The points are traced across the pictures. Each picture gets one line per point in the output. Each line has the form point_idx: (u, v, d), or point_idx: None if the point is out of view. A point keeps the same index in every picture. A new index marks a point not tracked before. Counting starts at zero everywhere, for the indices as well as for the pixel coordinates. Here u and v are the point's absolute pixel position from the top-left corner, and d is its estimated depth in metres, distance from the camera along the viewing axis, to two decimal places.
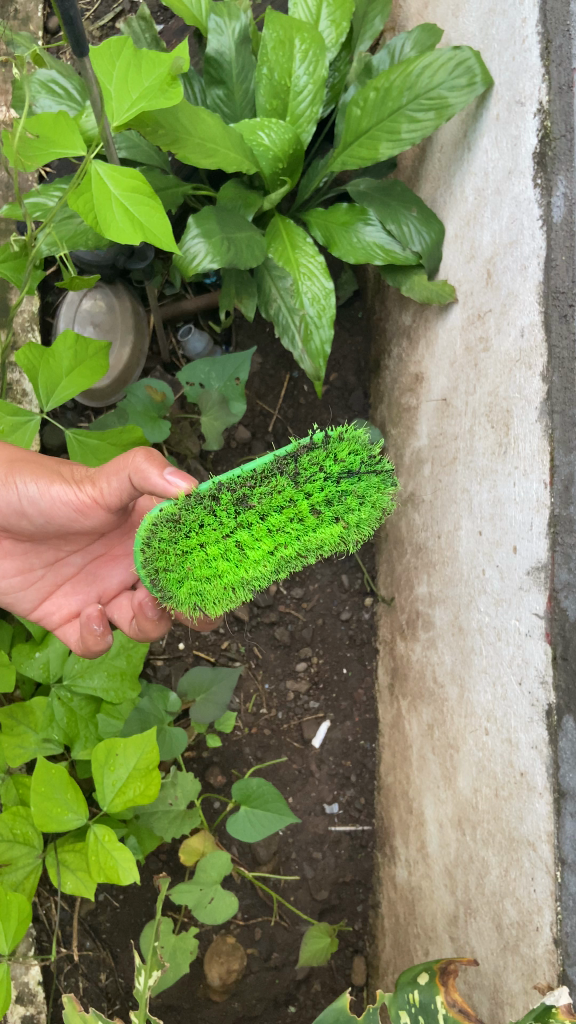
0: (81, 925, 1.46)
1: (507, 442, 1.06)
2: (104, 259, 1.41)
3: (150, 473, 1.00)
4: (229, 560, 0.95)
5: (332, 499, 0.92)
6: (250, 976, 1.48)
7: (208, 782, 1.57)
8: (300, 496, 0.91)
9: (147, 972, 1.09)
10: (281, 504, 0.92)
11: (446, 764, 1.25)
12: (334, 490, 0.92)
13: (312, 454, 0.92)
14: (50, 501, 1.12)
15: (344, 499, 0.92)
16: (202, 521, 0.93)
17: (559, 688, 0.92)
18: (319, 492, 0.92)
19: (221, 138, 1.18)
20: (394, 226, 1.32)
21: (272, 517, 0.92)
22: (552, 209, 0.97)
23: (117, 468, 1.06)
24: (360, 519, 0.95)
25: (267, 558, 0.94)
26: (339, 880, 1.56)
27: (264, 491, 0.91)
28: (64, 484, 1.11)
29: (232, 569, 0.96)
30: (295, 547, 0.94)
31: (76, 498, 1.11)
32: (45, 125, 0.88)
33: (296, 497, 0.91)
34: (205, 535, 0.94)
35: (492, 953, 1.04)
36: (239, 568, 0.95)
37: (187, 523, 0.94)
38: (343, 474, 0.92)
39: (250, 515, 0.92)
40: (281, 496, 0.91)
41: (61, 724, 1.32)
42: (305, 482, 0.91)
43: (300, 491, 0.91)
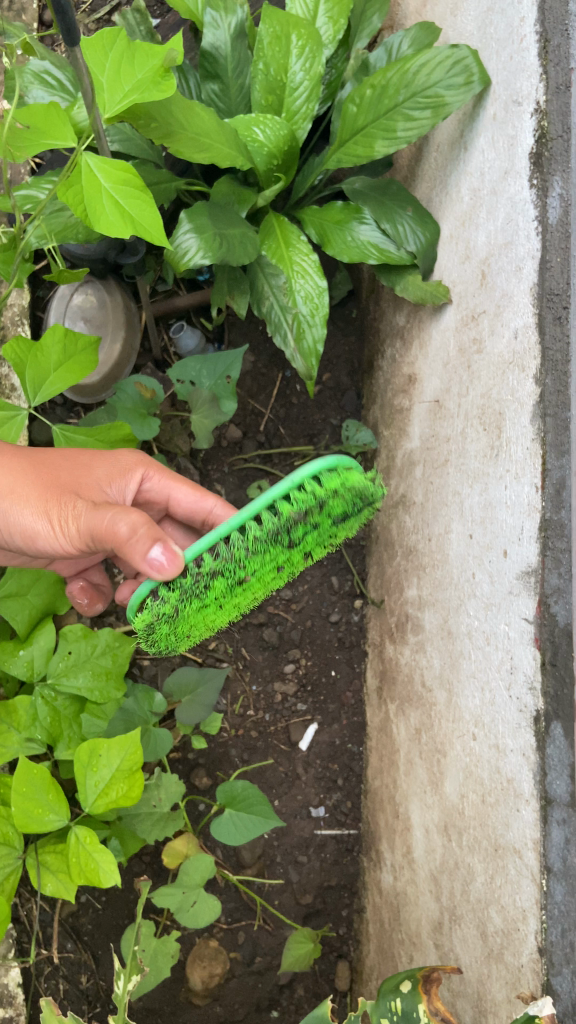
0: (62, 926, 1.45)
1: (499, 445, 1.05)
2: (95, 252, 1.39)
3: (130, 554, 0.89)
4: (222, 606, 0.99)
5: (309, 535, 0.95)
6: (232, 981, 1.46)
7: (193, 784, 1.55)
8: (287, 547, 0.94)
9: (126, 976, 1.07)
10: (276, 555, 0.94)
11: (433, 768, 1.24)
12: (322, 524, 0.95)
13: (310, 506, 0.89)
14: (31, 535, 1.05)
15: (326, 526, 0.97)
16: (199, 599, 0.94)
17: (548, 694, 0.91)
18: (308, 533, 0.94)
19: (215, 133, 1.17)
20: (390, 226, 1.32)
21: (259, 573, 0.96)
22: (548, 210, 0.96)
23: (99, 525, 0.95)
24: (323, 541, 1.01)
25: (255, 590, 1.01)
26: (324, 884, 1.54)
27: (257, 560, 0.93)
28: (45, 528, 1.02)
29: (225, 607, 1.00)
30: (271, 579, 1.01)
31: (61, 543, 1.03)
32: (35, 116, 0.87)
33: (283, 550, 0.94)
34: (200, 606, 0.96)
35: (476, 961, 1.02)
36: (226, 611, 1.01)
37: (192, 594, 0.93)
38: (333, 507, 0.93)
39: (242, 579, 0.95)
40: (272, 557, 0.94)
41: (45, 724, 1.30)
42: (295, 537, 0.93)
43: (287, 546, 0.94)
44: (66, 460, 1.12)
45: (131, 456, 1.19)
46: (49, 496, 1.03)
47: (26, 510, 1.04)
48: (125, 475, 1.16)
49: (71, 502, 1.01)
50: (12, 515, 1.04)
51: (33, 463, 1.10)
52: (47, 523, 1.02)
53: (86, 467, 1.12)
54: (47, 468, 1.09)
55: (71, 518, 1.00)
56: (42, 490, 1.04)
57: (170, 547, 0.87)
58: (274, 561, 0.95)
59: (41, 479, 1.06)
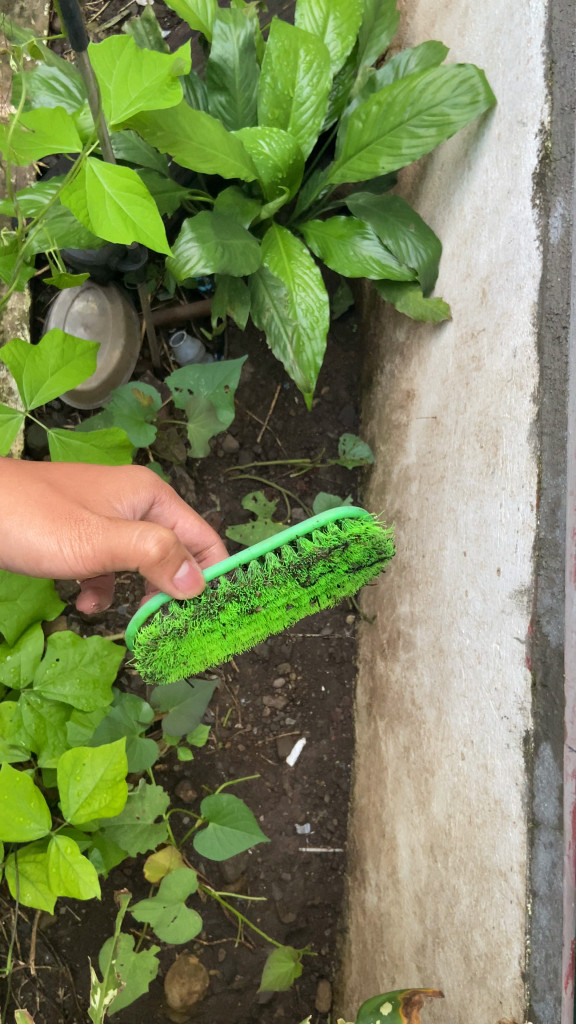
0: (40, 938, 1.42)
1: (495, 463, 1.05)
2: (97, 259, 1.39)
3: (156, 575, 0.89)
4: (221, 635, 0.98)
5: (324, 582, 0.96)
6: (211, 998, 1.44)
7: (178, 797, 1.53)
8: (303, 587, 0.94)
9: (102, 990, 1.04)
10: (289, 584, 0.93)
11: (421, 788, 1.22)
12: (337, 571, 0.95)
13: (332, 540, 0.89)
14: (30, 544, 0.99)
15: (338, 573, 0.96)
16: (208, 623, 0.93)
17: (538, 715, 0.90)
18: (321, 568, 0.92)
19: (220, 144, 1.17)
20: (392, 241, 1.33)
21: (269, 608, 0.96)
22: (549, 230, 0.96)
23: (120, 543, 0.92)
24: (346, 583, 1.00)
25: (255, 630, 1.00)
26: (308, 903, 1.52)
27: (272, 594, 0.93)
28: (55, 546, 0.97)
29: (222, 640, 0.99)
30: (281, 617, 1.01)
31: (70, 562, 0.97)
32: (40, 119, 0.86)
33: (296, 585, 0.93)
34: (208, 630, 0.95)
35: (459, 986, 1.01)
36: (234, 640, 1.00)
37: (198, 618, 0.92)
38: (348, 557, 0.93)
39: (253, 610, 0.94)
40: (284, 594, 0.94)
41: (29, 730, 1.29)
42: (311, 575, 0.92)
43: (303, 585, 0.94)
44: (73, 470, 1.08)
45: (146, 473, 1.14)
46: (57, 516, 0.98)
47: (34, 531, 0.98)
48: (135, 488, 1.11)
49: (84, 520, 0.96)
50: (19, 537, 0.99)
51: (37, 474, 1.05)
52: (56, 545, 0.97)
53: (95, 476, 1.08)
54: (54, 482, 1.04)
55: (84, 539, 0.95)
56: (49, 509, 0.99)
57: (193, 568, 0.89)
58: (285, 598, 0.95)
59: (46, 496, 1.01)
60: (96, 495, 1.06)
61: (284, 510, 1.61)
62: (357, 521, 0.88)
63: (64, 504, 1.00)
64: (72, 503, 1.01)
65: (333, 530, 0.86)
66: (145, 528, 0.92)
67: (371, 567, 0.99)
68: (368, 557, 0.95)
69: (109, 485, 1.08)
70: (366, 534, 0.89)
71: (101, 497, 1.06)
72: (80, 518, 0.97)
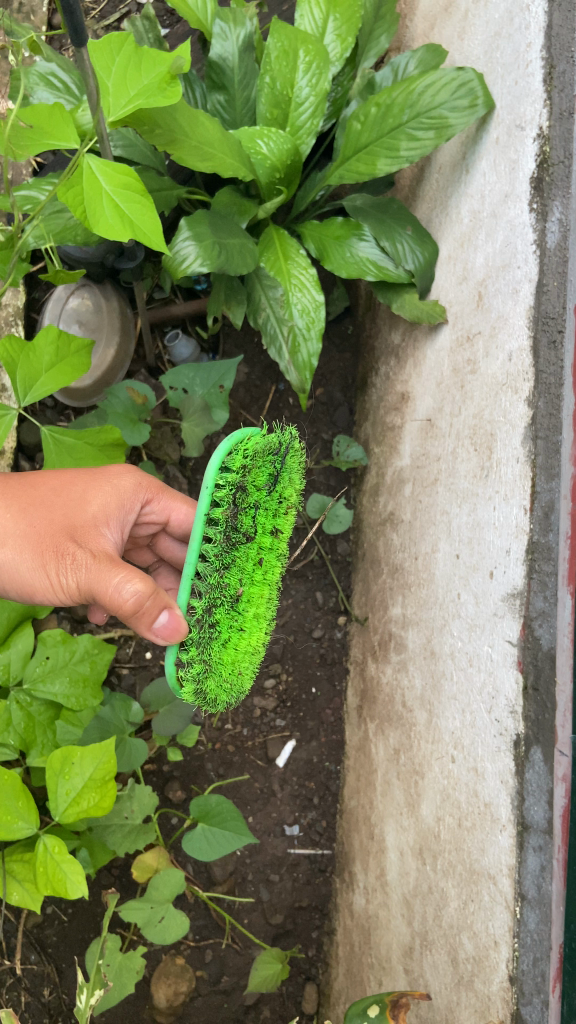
0: (26, 938, 1.42)
1: (489, 466, 1.05)
2: (93, 257, 1.39)
3: (136, 625, 0.87)
4: (239, 620, 0.98)
5: (261, 510, 0.97)
6: (197, 1000, 1.44)
7: (166, 797, 1.53)
8: (247, 531, 0.95)
9: (88, 990, 1.04)
10: (235, 545, 0.93)
11: (410, 790, 1.22)
12: (258, 499, 0.94)
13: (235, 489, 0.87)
14: (25, 579, 0.99)
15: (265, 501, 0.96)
16: (220, 614, 0.95)
17: (529, 718, 0.90)
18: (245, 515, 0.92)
19: (218, 143, 1.16)
20: (389, 243, 1.31)
21: (243, 564, 0.96)
22: (546, 235, 0.96)
23: (101, 587, 0.91)
24: (284, 490, 0.99)
25: (258, 592, 1.00)
26: (295, 904, 1.52)
27: (233, 567, 0.94)
28: (45, 581, 0.97)
29: (245, 621, 1.00)
30: (269, 557, 1.01)
31: (62, 595, 0.98)
32: (37, 115, 0.87)
33: (243, 535, 0.94)
34: (227, 619, 0.97)
35: (446, 988, 1.01)
36: (259, 606, 1.01)
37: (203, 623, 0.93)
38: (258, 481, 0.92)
39: (239, 576, 0.96)
40: (239, 548, 0.95)
41: (18, 729, 1.28)
42: (245, 517, 0.93)
43: (246, 531, 0.95)
44: (59, 491, 1.05)
45: (129, 480, 1.10)
46: (43, 550, 0.97)
47: (25, 565, 0.99)
48: (121, 502, 1.08)
49: (69, 556, 0.95)
50: (11, 570, 1.00)
51: (24, 502, 1.03)
52: (45, 580, 0.97)
53: (82, 496, 1.05)
54: (39, 506, 1.03)
55: (70, 576, 0.95)
56: (37, 541, 0.98)
57: (175, 615, 0.86)
58: (246, 554, 0.96)
59: (34, 525, 1.00)
60: (83, 516, 1.03)
61: None
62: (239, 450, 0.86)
63: (51, 533, 0.99)
64: (59, 531, 0.99)
65: (225, 481, 0.85)
66: (124, 573, 0.90)
67: (292, 459, 0.98)
68: (276, 458, 0.94)
69: (96, 503, 1.05)
70: (253, 449, 0.87)
71: (88, 518, 1.03)
72: (65, 552, 0.96)
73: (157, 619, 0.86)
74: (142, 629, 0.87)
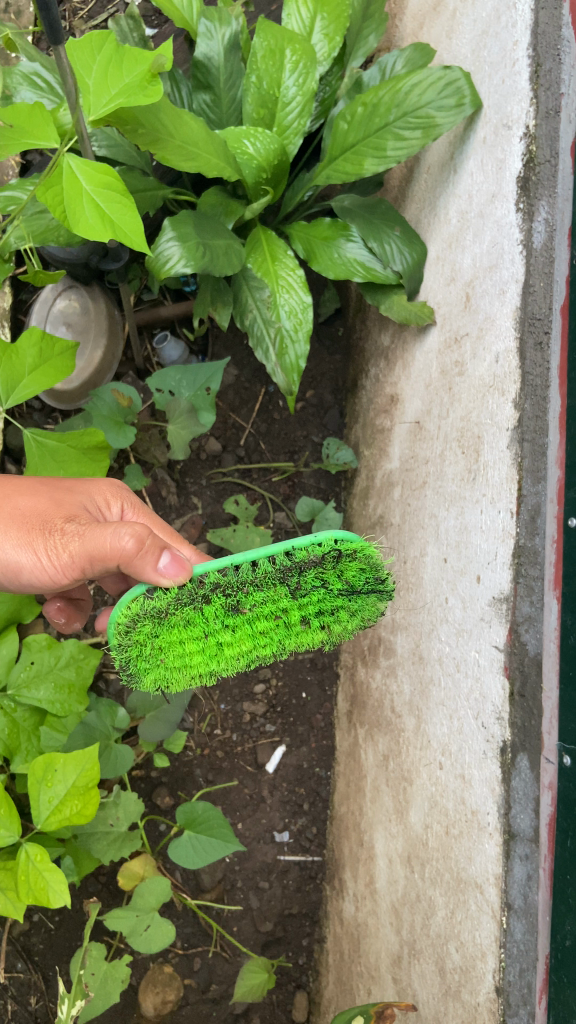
0: (12, 946, 1.40)
1: (477, 469, 1.03)
2: (77, 258, 1.35)
3: (137, 565, 0.85)
4: (204, 652, 0.89)
5: (326, 612, 0.89)
6: (186, 1008, 1.43)
7: (155, 803, 1.51)
8: (292, 608, 0.87)
9: (70, 1000, 1.03)
10: (272, 610, 0.86)
11: (399, 797, 1.21)
12: (330, 601, 0.88)
13: (319, 572, 0.84)
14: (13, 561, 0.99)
15: (333, 609, 0.89)
16: (187, 625, 0.85)
17: (515, 725, 0.88)
18: (313, 601, 0.87)
19: (204, 142, 1.15)
20: (376, 245, 1.29)
21: (256, 626, 0.88)
22: (533, 235, 0.95)
23: (97, 545, 0.91)
24: (342, 622, 0.92)
25: (242, 653, 0.91)
26: (285, 911, 1.51)
27: (261, 610, 0.86)
28: (33, 559, 0.97)
29: (205, 660, 0.90)
30: (270, 643, 0.91)
31: (51, 573, 0.97)
32: (20, 115, 0.89)
33: (290, 604, 0.86)
34: (187, 637, 0.87)
35: (433, 998, 0.99)
36: (216, 662, 0.90)
37: (174, 618, 0.85)
38: (343, 587, 0.87)
39: (241, 619, 0.86)
40: (272, 610, 0.86)
41: (2, 736, 1.27)
42: (305, 593, 0.86)
43: (292, 611, 0.87)
44: (46, 483, 1.07)
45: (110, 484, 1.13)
46: (32, 529, 0.98)
47: (10, 546, 0.98)
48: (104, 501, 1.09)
49: (58, 530, 0.96)
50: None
51: (10, 490, 1.04)
52: (33, 557, 0.98)
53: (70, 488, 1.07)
54: (29, 491, 1.04)
55: (60, 547, 0.95)
56: (25, 523, 0.99)
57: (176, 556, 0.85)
58: (274, 626, 0.89)
59: (20, 506, 1.01)
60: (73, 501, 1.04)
61: (267, 514, 1.59)
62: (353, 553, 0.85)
63: (39, 514, 1.00)
64: (48, 514, 1.00)
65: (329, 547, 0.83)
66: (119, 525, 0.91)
67: (369, 607, 0.91)
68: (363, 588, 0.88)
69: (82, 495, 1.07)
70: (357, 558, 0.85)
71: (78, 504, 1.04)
72: (54, 528, 0.97)
73: (160, 562, 0.84)
74: (143, 575, 0.84)
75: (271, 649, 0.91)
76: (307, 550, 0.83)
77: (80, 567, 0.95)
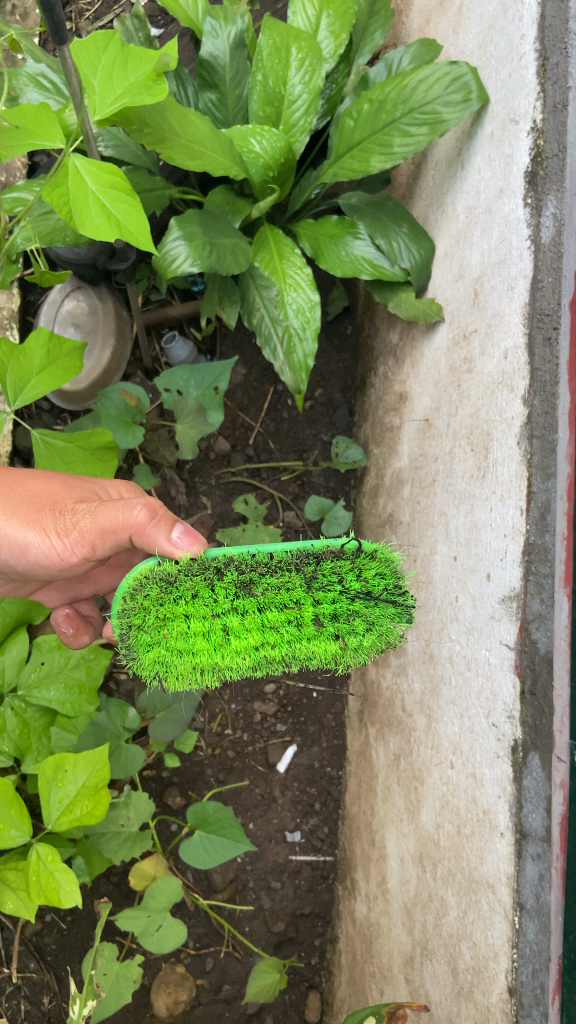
0: (25, 946, 1.41)
1: (486, 466, 1.03)
2: (84, 257, 1.35)
3: (151, 535, 0.91)
4: (208, 642, 0.86)
5: (343, 624, 0.85)
6: (198, 1008, 1.43)
7: (166, 804, 1.51)
8: (306, 602, 0.84)
9: (81, 1000, 1.03)
10: (284, 601, 0.84)
11: (411, 797, 1.20)
12: (346, 606, 0.84)
13: (335, 565, 0.83)
14: (20, 542, 1.00)
15: (350, 618, 0.85)
16: (192, 600, 0.84)
17: (526, 724, 0.88)
18: (328, 602, 0.84)
19: (210, 141, 1.15)
20: (384, 241, 1.28)
21: (265, 620, 0.84)
22: (541, 230, 0.94)
23: (108, 520, 0.95)
24: (359, 643, 0.88)
25: (249, 652, 0.86)
26: (297, 911, 1.50)
27: (273, 600, 0.84)
28: (40, 538, 0.99)
29: (210, 652, 0.86)
30: (281, 647, 0.86)
31: (59, 554, 1.00)
32: (24, 116, 0.89)
33: (303, 598, 0.84)
34: (191, 617, 0.84)
35: (446, 998, 0.98)
36: (219, 657, 0.86)
37: (181, 589, 0.84)
38: (361, 594, 0.84)
39: (249, 604, 0.84)
40: (284, 600, 0.84)
41: (13, 736, 1.28)
42: (319, 587, 0.83)
43: (307, 610, 0.84)
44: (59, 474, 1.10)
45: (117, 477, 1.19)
46: (40, 510, 1.01)
47: (17, 527, 1.00)
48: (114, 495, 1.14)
49: (68, 510, 0.99)
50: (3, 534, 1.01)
51: (21, 478, 1.06)
52: (41, 537, 0.99)
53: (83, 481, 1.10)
54: (40, 479, 1.07)
55: (70, 524, 0.98)
56: (33, 505, 1.02)
57: (188, 530, 0.90)
58: (287, 627, 0.85)
59: (30, 489, 1.04)
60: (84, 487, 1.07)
61: (276, 513, 1.59)
62: (375, 562, 0.84)
63: (47, 497, 1.03)
64: (56, 497, 1.03)
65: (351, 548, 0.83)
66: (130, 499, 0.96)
67: (388, 623, 0.86)
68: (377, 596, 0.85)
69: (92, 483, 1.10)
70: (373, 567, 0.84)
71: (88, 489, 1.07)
72: (64, 508, 1.00)
73: (173, 536, 0.89)
74: (157, 549, 0.89)
75: (281, 654, 0.86)
76: (324, 541, 0.84)
77: (89, 542, 0.98)
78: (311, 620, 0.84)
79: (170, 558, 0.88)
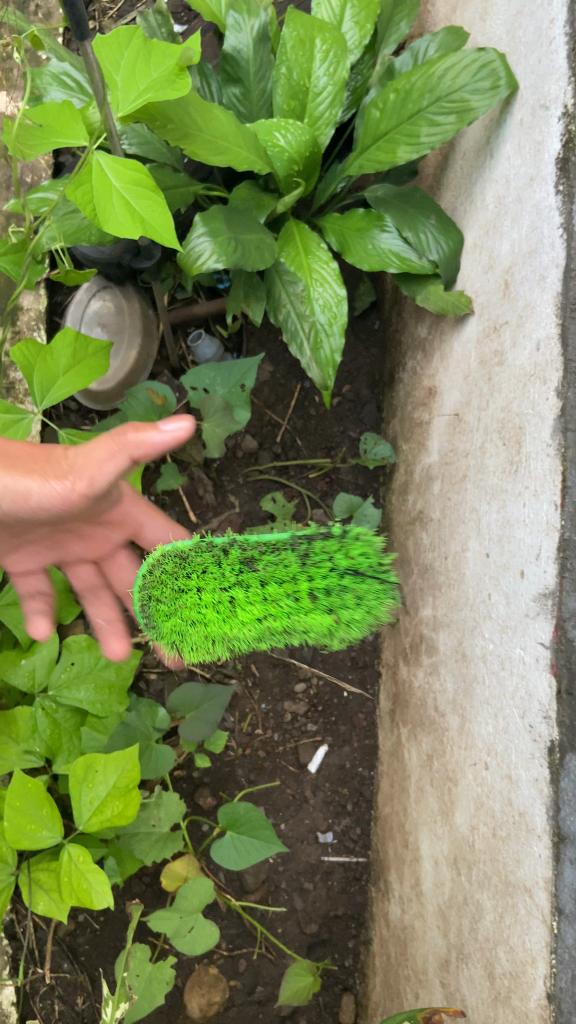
0: (58, 946, 1.41)
1: (518, 460, 1.00)
2: (109, 254, 1.34)
3: (144, 429, 1.00)
4: (218, 614, 1.02)
5: (334, 597, 0.97)
6: (232, 1010, 1.42)
7: (197, 804, 1.50)
8: (300, 579, 0.98)
9: (114, 1003, 1.03)
10: (282, 578, 0.99)
11: (444, 798, 1.18)
12: (335, 583, 0.97)
13: (326, 543, 0.97)
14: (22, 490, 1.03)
15: (340, 594, 0.97)
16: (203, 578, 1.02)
17: (563, 724, 0.85)
18: (321, 578, 0.97)
19: (234, 136, 1.14)
20: (412, 234, 1.25)
21: (265, 595, 1.00)
22: (574, 217, 0.91)
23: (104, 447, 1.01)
24: (351, 620, 0.99)
25: (253, 624, 1.01)
26: (330, 913, 1.49)
27: (270, 577, 0.99)
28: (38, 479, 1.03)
29: (219, 624, 1.02)
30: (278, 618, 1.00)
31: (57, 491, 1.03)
32: (48, 115, 0.89)
33: (299, 574, 0.98)
34: (202, 592, 1.02)
35: (482, 1004, 0.96)
36: (227, 627, 1.02)
37: (193, 565, 1.02)
38: (348, 569, 0.97)
39: (253, 578, 1.00)
40: (280, 578, 0.99)
41: (44, 736, 1.28)
42: (312, 563, 0.97)
43: (300, 589, 0.98)
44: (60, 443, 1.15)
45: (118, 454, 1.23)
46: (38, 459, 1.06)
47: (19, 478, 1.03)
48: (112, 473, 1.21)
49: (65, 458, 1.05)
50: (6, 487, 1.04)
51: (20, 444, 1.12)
52: (40, 481, 1.03)
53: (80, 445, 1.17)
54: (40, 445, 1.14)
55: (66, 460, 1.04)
56: (33, 456, 1.07)
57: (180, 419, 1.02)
58: (280, 604, 0.99)
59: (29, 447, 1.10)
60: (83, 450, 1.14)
61: (304, 511, 1.58)
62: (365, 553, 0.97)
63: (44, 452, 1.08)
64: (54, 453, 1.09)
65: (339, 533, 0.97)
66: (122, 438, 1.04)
67: (375, 601, 0.98)
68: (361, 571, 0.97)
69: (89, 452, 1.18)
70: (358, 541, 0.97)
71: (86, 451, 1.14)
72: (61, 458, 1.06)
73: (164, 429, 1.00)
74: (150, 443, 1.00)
75: (281, 624, 1.00)
76: (313, 525, 0.98)
77: (86, 478, 1.03)
78: (306, 595, 0.97)
79: (174, 436, 0.99)
